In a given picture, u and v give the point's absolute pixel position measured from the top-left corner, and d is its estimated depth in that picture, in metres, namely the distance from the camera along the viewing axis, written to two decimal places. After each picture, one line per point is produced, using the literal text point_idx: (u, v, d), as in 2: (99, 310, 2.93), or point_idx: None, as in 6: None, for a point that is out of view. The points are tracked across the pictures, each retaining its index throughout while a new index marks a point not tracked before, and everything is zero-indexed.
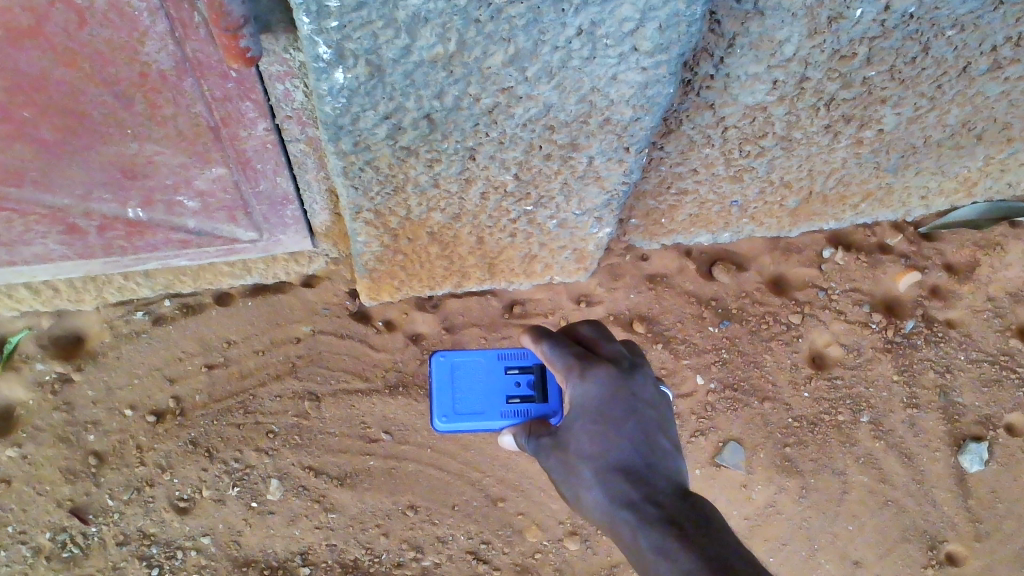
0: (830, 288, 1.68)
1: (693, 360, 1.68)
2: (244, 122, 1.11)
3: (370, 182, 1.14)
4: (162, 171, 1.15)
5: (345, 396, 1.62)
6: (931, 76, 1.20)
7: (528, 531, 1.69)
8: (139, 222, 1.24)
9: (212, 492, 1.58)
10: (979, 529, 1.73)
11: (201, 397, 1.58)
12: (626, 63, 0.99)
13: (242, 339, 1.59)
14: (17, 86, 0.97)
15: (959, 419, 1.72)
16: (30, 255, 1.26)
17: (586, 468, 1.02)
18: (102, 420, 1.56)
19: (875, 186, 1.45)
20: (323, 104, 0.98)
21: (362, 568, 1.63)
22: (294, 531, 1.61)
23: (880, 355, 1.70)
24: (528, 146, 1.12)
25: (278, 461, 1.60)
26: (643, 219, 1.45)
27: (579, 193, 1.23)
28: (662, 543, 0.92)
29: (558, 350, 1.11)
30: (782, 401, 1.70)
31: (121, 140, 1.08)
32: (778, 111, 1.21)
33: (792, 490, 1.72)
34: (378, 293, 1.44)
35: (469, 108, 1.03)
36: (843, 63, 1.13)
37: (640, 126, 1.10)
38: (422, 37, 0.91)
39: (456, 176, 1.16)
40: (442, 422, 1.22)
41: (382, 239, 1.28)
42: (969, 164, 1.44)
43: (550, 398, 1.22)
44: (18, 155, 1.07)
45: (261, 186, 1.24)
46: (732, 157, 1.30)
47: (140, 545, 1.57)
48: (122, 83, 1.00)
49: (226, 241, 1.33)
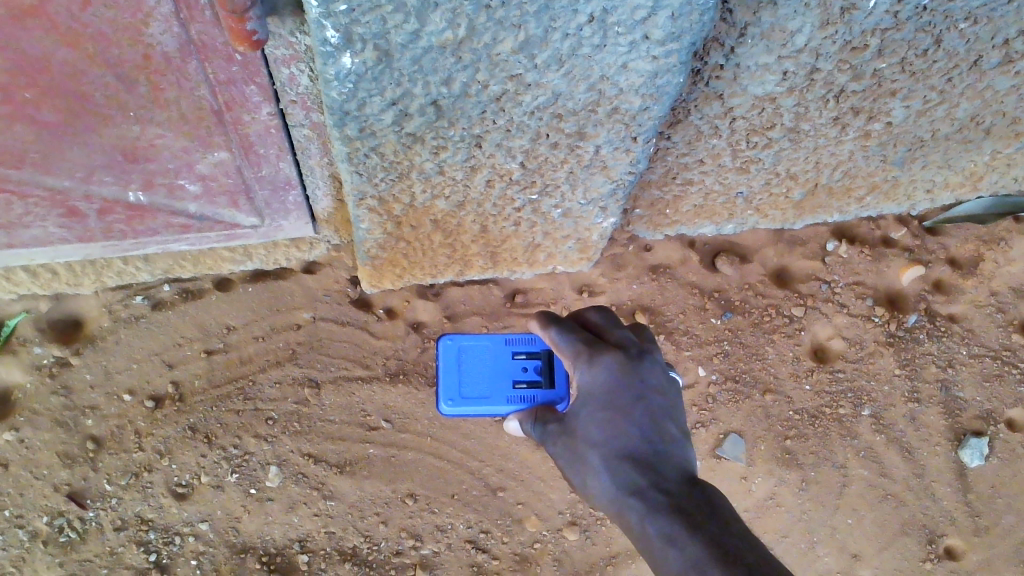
0: (834, 281, 1.68)
1: (695, 351, 1.67)
2: (247, 106, 1.10)
3: (375, 168, 1.13)
4: (164, 154, 1.14)
5: (345, 383, 1.61)
6: (942, 69, 1.19)
7: (527, 520, 1.68)
8: (140, 206, 1.22)
9: (211, 478, 1.57)
10: (978, 524, 1.73)
11: (200, 382, 1.57)
12: (636, 52, 0.98)
13: (242, 325, 1.58)
14: (19, 66, 0.96)
15: (960, 414, 1.72)
16: (28, 238, 1.25)
17: (593, 455, 1.02)
18: (100, 405, 1.55)
19: (881, 179, 1.44)
20: (329, 89, 0.97)
21: (360, 556, 1.62)
22: (293, 518, 1.60)
23: (882, 349, 1.70)
24: (535, 135, 1.11)
25: (277, 447, 1.59)
26: (648, 210, 1.45)
27: (585, 182, 1.22)
28: (670, 531, 0.92)
29: (566, 336, 1.11)
30: (783, 393, 1.69)
31: (123, 123, 1.07)
32: (787, 102, 1.20)
33: (792, 482, 1.71)
34: (381, 280, 1.43)
35: (476, 95, 1.02)
36: (854, 54, 1.12)
37: (649, 115, 1.09)
38: (432, 22, 0.90)
39: (461, 164, 1.15)
40: (447, 406, 1.23)
41: (385, 226, 1.27)
42: (976, 158, 1.44)
43: (557, 384, 1.23)
44: (18, 137, 1.06)
45: (264, 171, 1.23)
46: (739, 148, 1.29)
47: (138, 530, 1.56)
48: (124, 65, 0.99)
49: (227, 227, 1.32)
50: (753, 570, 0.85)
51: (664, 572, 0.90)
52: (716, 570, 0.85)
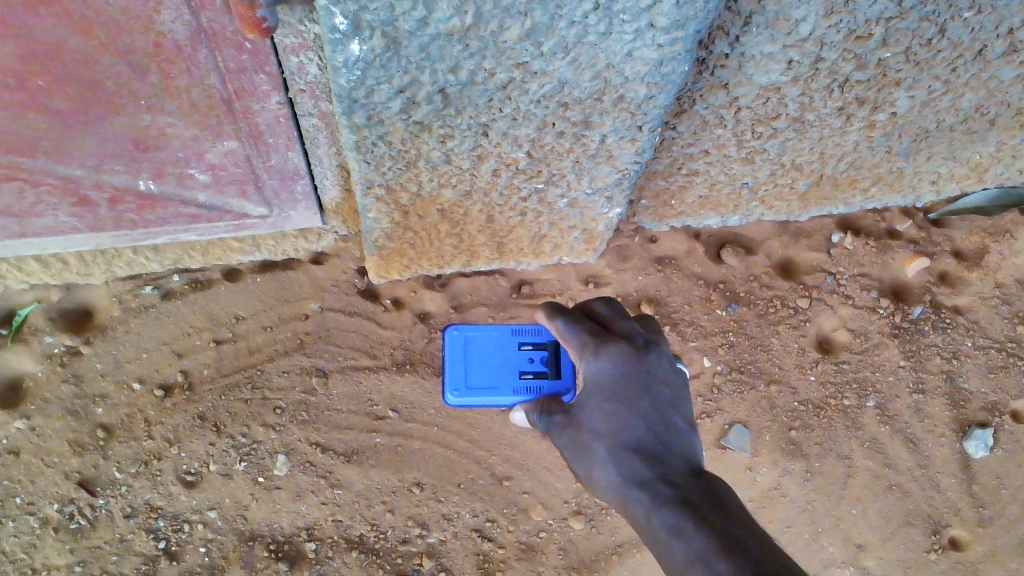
0: (838, 272, 1.68)
1: (700, 342, 1.68)
2: (257, 95, 1.11)
3: (383, 157, 1.14)
4: (174, 143, 1.15)
5: (352, 373, 1.62)
6: (947, 59, 1.19)
7: (533, 509, 1.69)
8: (150, 195, 1.24)
9: (219, 467, 1.59)
10: (983, 515, 1.74)
11: (209, 371, 1.59)
12: (642, 40, 0.98)
13: (251, 315, 1.59)
14: (32, 55, 0.97)
15: (965, 405, 1.73)
16: (40, 228, 1.26)
17: (598, 446, 1.03)
18: (110, 394, 1.57)
19: (886, 171, 1.45)
20: (338, 76, 0.98)
21: (367, 544, 1.63)
22: (300, 506, 1.61)
23: (888, 341, 1.70)
24: (541, 123, 1.12)
25: (285, 436, 1.60)
26: (654, 201, 1.46)
27: (590, 172, 1.23)
28: (676, 523, 0.93)
29: (572, 327, 1.11)
30: (788, 384, 1.70)
31: (134, 111, 1.09)
32: (792, 91, 1.21)
33: (797, 473, 1.72)
34: (387, 270, 1.45)
35: (483, 83, 1.03)
36: (859, 43, 1.13)
37: (654, 104, 1.10)
38: (439, 9, 0.91)
39: (468, 153, 1.16)
40: (454, 396, 1.24)
41: (393, 215, 1.28)
42: (981, 149, 1.45)
43: (563, 374, 1.23)
44: (30, 125, 1.07)
45: (272, 161, 1.24)
46: (744, 138, 1.30)
47: (147, 517, 1.57)
48: (136, 53, 1.00)
49: (236, 217, 1.33)
50: (762, 564, 0.86)
51: (671, 565, 0.91)
52: (722, 563, 0.86)
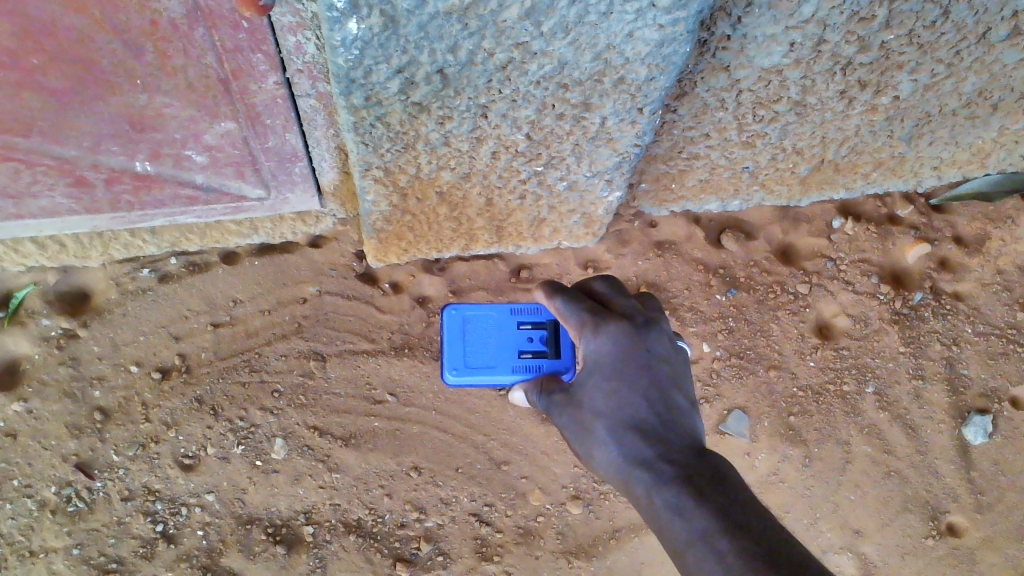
0: (839, 258, 1.68)
1: (699, 327, 1.67)
2: (254, 75, 1.10)
3: (381, 139, 1.13)
4: (171, 123, 1.14)
5: (351, 356, 1.62)
6: (950, 42, 1.18)
7: (531, 494, 1.69)
8: (147, 176, 1.23)
9: (217, 450, 1.58)
10: (981, 501, 1.73)
11: (207, 354, 1.58)
12: (644, 20, 0.97)
13: (248, 298, 1.59)
14: (26, 32, 0.96)
15: (964, 392, 1.72)
16: (36, 209, 1.25)
17: (598, 425, 1.03)
18: (107, 376, 1.56)
19: (887, 155, 1.44)
20: (335, 55, 0.97)
21: (365, 528, 1.63)
22: (299, 490, 1.61)
23: (887, 327, 1.70)
24: (540, 105, 1.11)
25: (284, 419, 1.60)
26: (653, 184, 1.45)
27: (591, 155, 1.22)
28: (677, 501, 0.92)
29: (571, 305, 1.10)
30: (788, 369, 1.70)
31: (130, 91, 1.08)
32: (794, 74, 1.20)
33: (796, 458, 1.71)
34: (385, 254, 1.44)
35: (483, 63, 1.02)
36: (863, 25, 1.12)
37: (655, 85, 1.09)
38: None
39: (467, 134, 1.15)
40: (452, 375, 1.23)
41: (391, 198, 1.28)
42: (983, 134, 1.44)
43: (562, 354, 1.23)
44: (26, 105, 1.07)
45: (270, 142, 1.23)
46: (744, 122, 1.29)
47: (145, 500, 1.57)
48: (132, 31, 0.99)
49: (234, 199, 1.32)
50: (763, 543, 0.86)
51: (673, 544, 0.91)
52: (724, 543, 0.86)
